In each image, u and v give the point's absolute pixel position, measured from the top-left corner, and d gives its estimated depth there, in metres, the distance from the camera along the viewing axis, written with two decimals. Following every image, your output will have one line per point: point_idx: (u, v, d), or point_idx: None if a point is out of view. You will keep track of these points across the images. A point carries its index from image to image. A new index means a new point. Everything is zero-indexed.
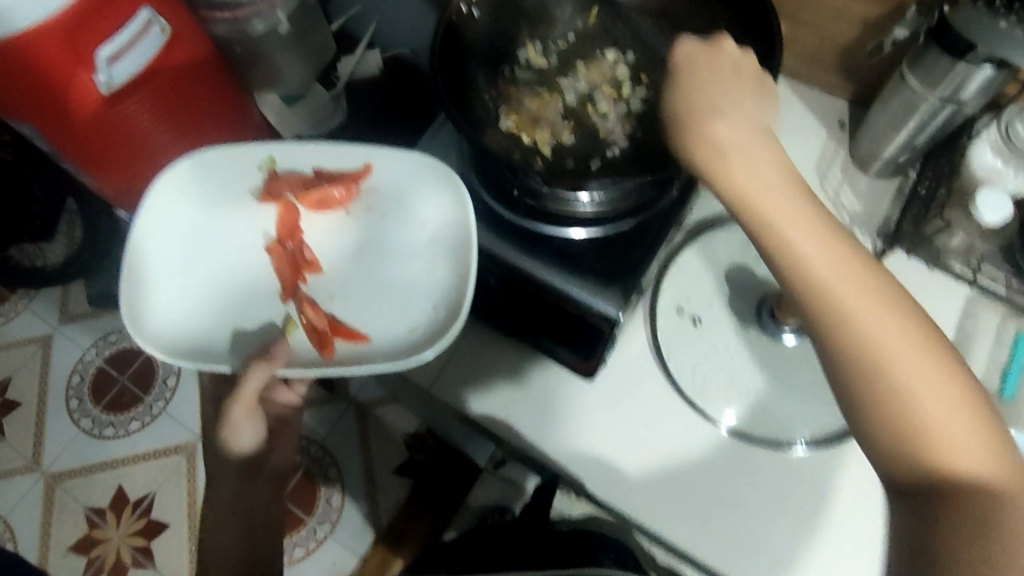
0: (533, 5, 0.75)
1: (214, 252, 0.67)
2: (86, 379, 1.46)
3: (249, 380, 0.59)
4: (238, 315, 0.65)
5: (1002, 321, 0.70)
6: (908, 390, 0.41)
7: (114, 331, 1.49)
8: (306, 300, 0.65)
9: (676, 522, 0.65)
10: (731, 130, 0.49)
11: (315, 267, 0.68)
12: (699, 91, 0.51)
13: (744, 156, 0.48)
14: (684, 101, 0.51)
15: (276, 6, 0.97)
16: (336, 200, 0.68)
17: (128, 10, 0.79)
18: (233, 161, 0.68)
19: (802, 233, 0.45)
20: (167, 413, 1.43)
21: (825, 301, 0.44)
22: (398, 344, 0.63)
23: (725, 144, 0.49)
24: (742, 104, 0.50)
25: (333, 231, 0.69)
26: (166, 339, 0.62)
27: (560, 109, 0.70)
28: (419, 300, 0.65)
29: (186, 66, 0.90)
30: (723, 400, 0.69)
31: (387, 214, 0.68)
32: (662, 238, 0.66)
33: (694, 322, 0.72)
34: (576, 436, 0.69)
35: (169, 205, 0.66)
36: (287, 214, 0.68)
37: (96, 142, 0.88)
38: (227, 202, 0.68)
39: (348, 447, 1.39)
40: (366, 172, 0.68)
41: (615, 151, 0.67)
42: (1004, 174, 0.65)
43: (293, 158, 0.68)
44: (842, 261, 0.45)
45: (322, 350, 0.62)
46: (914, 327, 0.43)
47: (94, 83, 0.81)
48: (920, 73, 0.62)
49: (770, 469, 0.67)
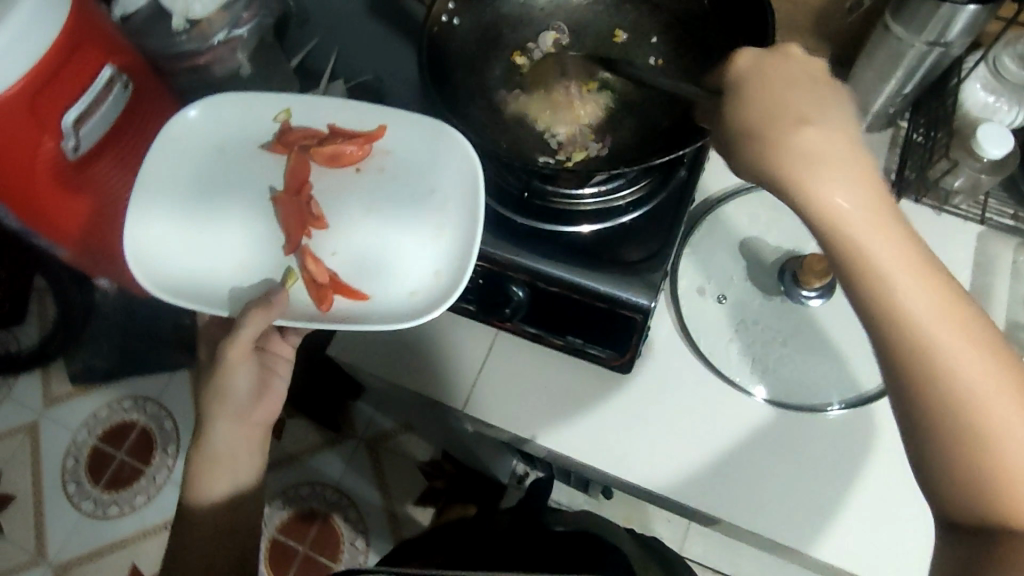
0: (512, 7, 0.73)
1: (217, 196, 0.66)
2: (81, 460, 1.40)
3: (245, 328, 0.57)
4: (236, 269, 0.63)
5: (1017, 253, 0.70)
6: (1004, 460, 0.35)
7: (104, 407, 1.44)
8: (308, 252, 0.62)
9: (729, 507, 0.63)
10: (822, 137, 0.41)
11: (322, 222, 0.64)
12: (775, 94, 0.43)
13: (829, 166, 0.40)
14: (751, 111, 0.44)
15: (236, 48, 1.00)
16: (349, 156, 0.66)
17: (90, 71, 0.79)
18: (254, 106, 0.68)
19: (899, 262, 0.38)
20: (172, 481, 1.38)
21: (891, 314, 0.38)
22: (397, 304, 0.62)
23: (808, 149, 0.41)
24: (832, 113, 0.42)
25: (341, 198, 0.65)
26: (165, 280, 0.62)
27: (549, 82, 0.69)
28: (422, 261, 0.63)
29: (152, 110, 0.91)
30: (759, 372, 0.68)
31: (399, 172, 0.66)
32: (678, 215, 0.65)
33: (719, 301, 0.71)
34: (615, 425, 0.67)
35: (182, 151, 0.66)
36: (299, 167, 0.65)
37: (68, 211, 0.87)
38: (239, 147, 0.67)
39: (363, 485, 1.35)
40: (382, 131, 0.67)
41: (603, 119, 0.67)
42: (996, 108, 0.67)
43: (310, 114, 0.68)
44: (922, 279, 0.38)
45: (322, 304, 0.61)
46: (978, 355, 0.37)
47: (63, 149, 0.80)
48: (906, 20, 0.63)
49: (810, 438, 0.66)
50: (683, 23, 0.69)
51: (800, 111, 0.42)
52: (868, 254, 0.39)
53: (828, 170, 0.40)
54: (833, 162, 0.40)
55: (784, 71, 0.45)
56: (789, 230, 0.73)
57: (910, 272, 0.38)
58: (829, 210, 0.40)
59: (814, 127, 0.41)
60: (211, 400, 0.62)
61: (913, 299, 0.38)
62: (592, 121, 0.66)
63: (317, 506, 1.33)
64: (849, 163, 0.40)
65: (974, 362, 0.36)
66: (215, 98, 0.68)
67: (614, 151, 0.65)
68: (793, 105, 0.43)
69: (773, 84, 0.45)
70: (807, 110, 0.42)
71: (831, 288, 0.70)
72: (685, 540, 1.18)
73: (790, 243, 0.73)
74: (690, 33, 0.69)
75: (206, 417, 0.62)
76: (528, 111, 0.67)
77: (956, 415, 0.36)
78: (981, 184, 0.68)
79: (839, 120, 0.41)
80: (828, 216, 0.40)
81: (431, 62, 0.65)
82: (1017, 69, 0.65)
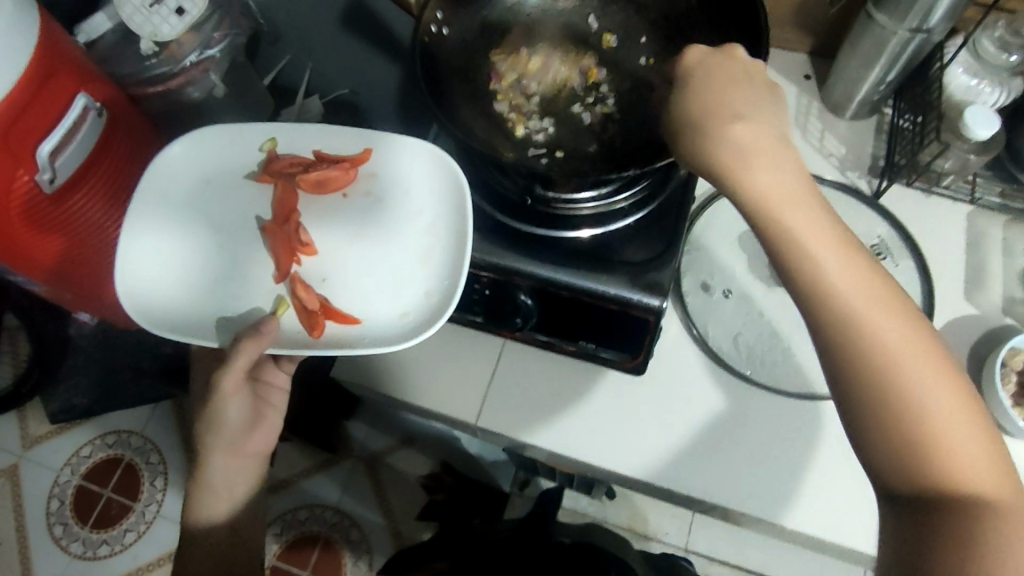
0: (500, 14, 0.73)
1: (204, 227, 0.64)
2: (66, 501, 1.35)
3: (238, 356, 0.56)
4: (227, 298, 0.61)
5: (1007, 230, 0.71)
6: (917, 399, 0.39)
7: (86, 444, 1.39)
8: (297, 279, 0.60)
9: (743, 497, 0.64)
10: (751, 132, 0.46)
11: (311, 248, 0.62)
12: (711, 88, 0.48)
13: (763, 157, 0.45)
14: (695, 106, 0.48)
15: (209, 70, 0.98)
16: (335, 181, 0.64)
17: (63, 100, 0.77)
18: (239, 137, 0.67)
19: (822, 241, 0.43)
20: (163, 515, 1.34)
21: (811, 275, 0.43)
22: (389, 327, 0.60)
23: (743, 142, 0.46)
24: (762, 109, 0.47)
25: (331, 223, 0.64)
26: (155, 316, 0.60)
27: (546, 88, 0.68)
28: (414, 281, 0.62)
29: (128, 145, 0.89)
30: (770, 365, 0.68)
31: (387, 195, 0.65)
32: (679, 217, 0.65)
33: (726, 296, 0.71)
34: (624, 424, 0.67)
35: (167, 184, 0.65)
36: (286, 196, 0.64)
37: (44, 250, 0.83)
38: (222, 177, 0.66)
39: (361, 504, 1.32)
40: (367, 153, 0.65)
41: (606, 119, 0.66)
42: (980, 90, 0.69)
43: (295, 141, 0.67)
44: (840, 249, 0.43)
45: (314, 331, 0.59)
46: (894, 311, 0.42)
47: (38, 183, 0.77)
48: (888, 8, 0.64)
49: (816, 424, 0.66)
50: (671, 23, 0.70)
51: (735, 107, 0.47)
52: (800, 230, 0.43)
53: (762, 161, 0.45)
54: (763, 153, 0.45)
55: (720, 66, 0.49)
56: None
57: (826, 243, 0.43)
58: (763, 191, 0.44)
59: (745, 122, 0.46)
60: (206, 432, 0.61)
61: (833, 266, 0.42)
62: (591, 122, 0.66)
63: (317, 529, 1.31)
64: (771, 150, 0.46)
65: (891, 332, 0.41)
66: (198, 131, 0.67)
67: (611, 150, 0.64)
68: (729, 92, 0.48)
69: (713, 84, 0.48)
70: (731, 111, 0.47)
71: None
72: (691, 532, 1.17)
73: None
74: (679, 31, 0.69)
75: (202, 449, 0.61)
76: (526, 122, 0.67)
77: (877, 367, 0.40)
78: (971, 163, 0.69)
79: (766, 118, 0.47)
80: (759, 201, 0.45)
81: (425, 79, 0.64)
82: (996, 51, 0.67)
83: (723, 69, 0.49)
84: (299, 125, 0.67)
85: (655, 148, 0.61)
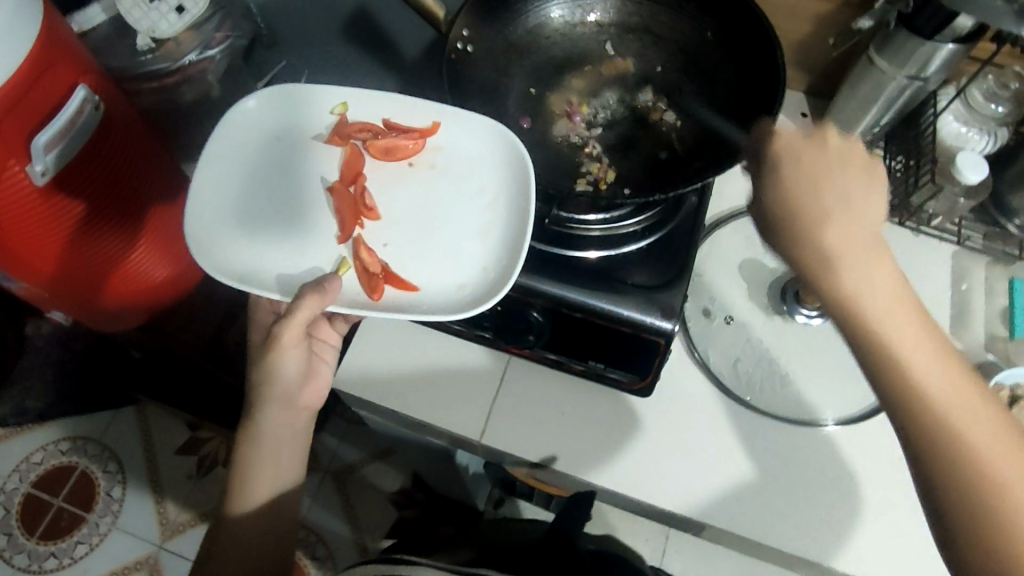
0: (520, 33, 0.74)
1: (262, 191, 0.63)
2: (13, 510, 1.28)
3: (299, 311, 0.55)
4: (283, 257, 0.60)
5: (989, 271, 0.75)
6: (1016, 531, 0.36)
7: (38, 450, 1.32)
8: (361, 242, 0.60)
9: (750, 520, 0.64)
10: (850, 235, 0.41)
11: (374, 213, 0.62)
12: (805, 178, 0.43)
13: (862, 267, 0.41)
14: (784, 198, 0.43)
15: (207, 70, 0.97)
16: (403, 150, 0.64)
17: (63, 89, 0.75)
18: (309, 101, 0.66)
19: (918, 353, 0.40)
20: (118, 528, 1.27)
21: (907, 390, 0.39)
22: (447, 295, 0.59)
23: (834, 245, 0.41)
24: (862, 203, 0.42)
25: (396, 189, 0.64)
26: (212, 259, 0.59)
27: (580, 102, 0.71)
28: (471, 255, 0.61)
29: (122, 150, 0.87)
30: (767, 389, 0.70)
31: (452, 168, 0.64)
32: (693, 240, 0.66)
33: (727, 321, 0.73)
34: (628, 440, 0.68)
35: (235, 137, 0.64)
36: (353, 159, 0.64)
37: (28, 242, 0.80)
38: (289, 139, 0.65)
39: (331, 518, 1.29)
40: (435, 127, 0.65)
41: (641, 132, 0.69)
42: (968, 137, 0.73)
43: (365, 108, 0.66)
44: (936, 357, 0.40)
45: (373, 294, 0.58)
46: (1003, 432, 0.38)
47: (29, 174, 0.74)
48: (888, 54, 0.68)
49: (812, 447, 0.67)
50: (686, 53, 0.72)
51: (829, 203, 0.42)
52: (883, 326, 0.40)
53: (858, 266, 0.41)
54: (860, 258, 0.41)
55: (820, 161, 0.43)
56: None
57: (916, 345, 0.40)
58: (859, 298, 0.41)
59: (842, 221, 0.42)
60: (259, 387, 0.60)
61: (926, 372, 0.39)
62: (621, 136, 0.68)
63: None
64: (871, 257, 0.41)
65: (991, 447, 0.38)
66: (272, 90, 0.66)
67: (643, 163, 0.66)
68: (824, 186, 0.43)
69: (804, 169, 0.44)
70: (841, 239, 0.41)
71: None
72: (664, 554, 1.18)
73: None
74: (694, 63, 0.72)
75: (255, 401, 0.61)
76: (547, 142, 0.68)
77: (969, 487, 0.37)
78: (960, 205, 0.73)
79: (865, 212, 0.42)
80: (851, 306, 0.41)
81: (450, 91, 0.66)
82: (985, 101, 0.72)
83: (826, 156, 0.43)
84: (369, 92, 0.66)
85: (693, 170, 0.63)
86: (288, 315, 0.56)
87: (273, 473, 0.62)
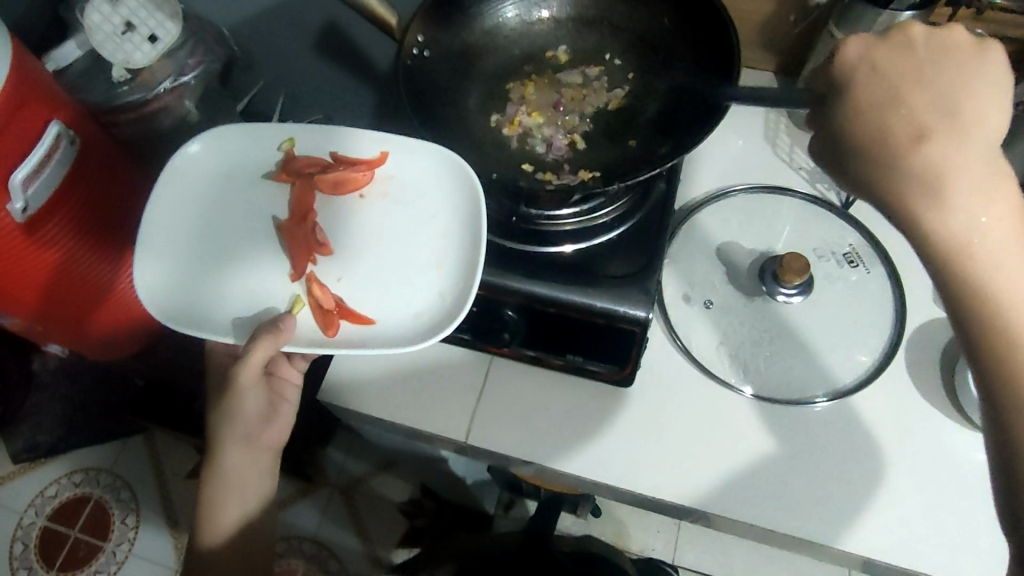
0: (477, 36, 0.75)
1: (225, 222, 0.65)
2: (31, 544, 1.28)
3: (254, 355, 0.57)
4: (244, 289, 0.62)
5: None
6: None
7: (51, 484, 1.32)
8: (313, 280, 0.61)
9: (737, 499, 0.65)
10: (950, 145, 0.38)
11: (327, 248, 0.63)
12: (926, 79, 0.40)
13: (964, 167, 0.38)
14: (871, 117, 0.41)
15: (184, 95, 0.97)
16: (352, 182, 0.65)
17: (36, 126, 0.76)
18: (254, 137, 0.68)
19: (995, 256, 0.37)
20: (136, 554, 1.28)
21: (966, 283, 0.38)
22: (404, 330, 0.60)
23: (931, 155, 0.38)
24: (965, 109, 0.39)
25: (349, 217, 0.65)
26: (164, 309, 0.61)
27: (539, 103, 0.71)
28: (427, 281, 0.62)
29: (101, 184, 0.88)
30: (747, 371, 0.70)
31: (402, 196, 0.65)
32: (662, 230, 0.66)
33: (706, 306, 0.72)
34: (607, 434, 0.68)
35: (181, 178, 0.66)
36: (304, 195, 0.65)
37: (16, 279, 0.82)
38: (241, 172, 0.67)
39: (342, 531, 1.29)
40: (383, 157, 0.66)
41: (586, 132, 0.69)
42: None
43: (315, 140, 0.68)
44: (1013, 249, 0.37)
45: (327, 331, 0.60)
46: None
47: (11, 212, 0.75)
48: (846, 27, 0.68)
49: (795, 428, 0.68)
50: (646, 41, 0.73)
51: (929, 113, 0.39)
52: (961, 235, 0.38)
53: (958, 174, 0.38)
54: (961, 162, 0.38)
55: (916, 66, 0.41)
56: (761, 233, 0.76)
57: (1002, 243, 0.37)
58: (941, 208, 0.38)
59: (937, 129, 0.39)
60: (220, 424, 0.63)
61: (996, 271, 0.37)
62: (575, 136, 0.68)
63: (296, 561, 1.27)
64: (977, 157, 0.38)
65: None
66: (216, 130, 0.68)
67: (603, 158, 0.67)
68: (917, 94, 0.40)
69: (932, 68, 0.40)
70: (931, 110, 0.39)
71: (810, 284, 0.72)
72: (676, 548, 1.17)
73: (765, 245, 0.75)
74: (652, 50, 0.72)
75: (217, 438, 0.64)
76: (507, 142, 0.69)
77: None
78: None
79: (974, 114, 0.39)
80: (931, 220, 0.39)
81: (410, 96, 0.66)
82: None
83: (918, 62, 0.41)
84: (314, 127, 0.68)
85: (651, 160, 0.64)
86: (241, 359, 0.58)
87: (243, 498, 0.65)
